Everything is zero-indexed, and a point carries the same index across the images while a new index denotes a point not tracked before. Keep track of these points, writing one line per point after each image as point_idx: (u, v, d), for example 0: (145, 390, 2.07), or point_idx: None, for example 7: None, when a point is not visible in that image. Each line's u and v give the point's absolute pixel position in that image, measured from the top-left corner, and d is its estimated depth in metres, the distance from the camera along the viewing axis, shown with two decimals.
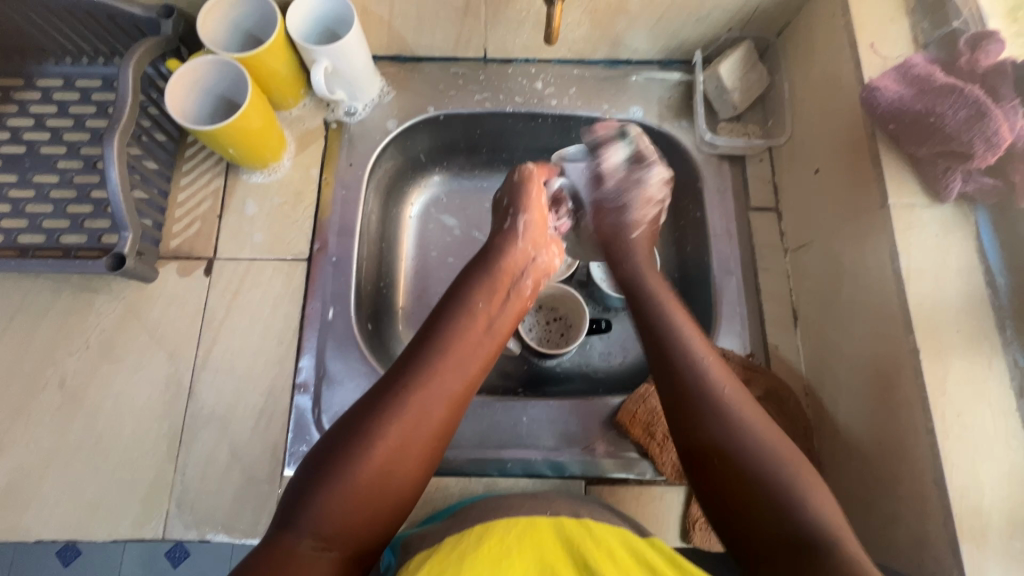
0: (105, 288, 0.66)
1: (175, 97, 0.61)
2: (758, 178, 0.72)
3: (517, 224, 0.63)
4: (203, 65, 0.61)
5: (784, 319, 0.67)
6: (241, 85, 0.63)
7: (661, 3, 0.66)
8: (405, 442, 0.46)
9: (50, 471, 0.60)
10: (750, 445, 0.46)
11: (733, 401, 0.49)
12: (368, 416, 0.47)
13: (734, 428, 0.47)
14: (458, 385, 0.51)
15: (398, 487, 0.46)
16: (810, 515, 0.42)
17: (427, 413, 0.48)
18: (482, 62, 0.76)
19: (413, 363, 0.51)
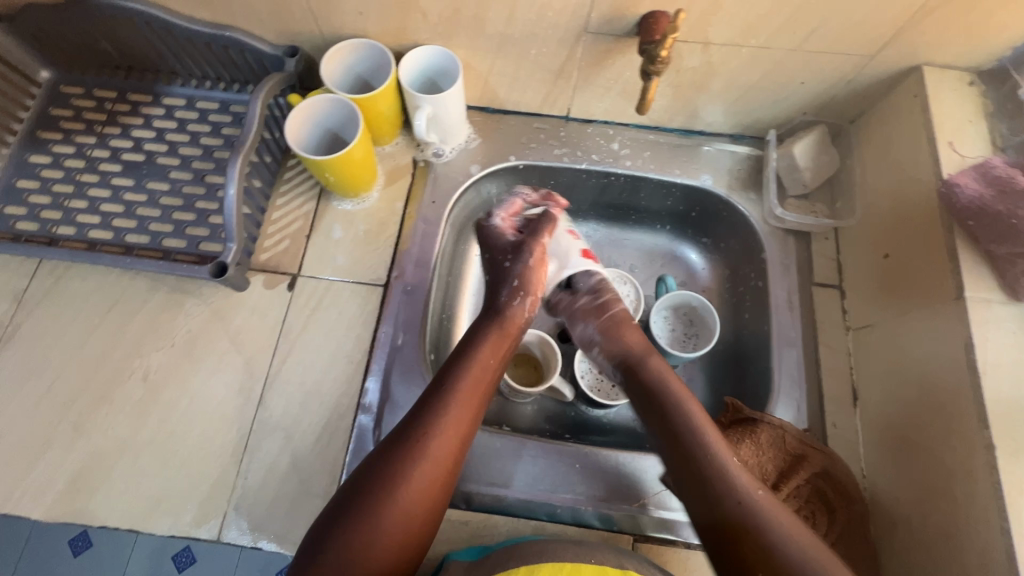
0: (196, 292, 0.70)
1: (295, 135, 0.68)
2: (822, 255, 0.74)
3: (512, 295, 0.66)
4: (319, 102, 0.68)
5: (842, 397, 0.67)
6: (350, 122, 0.69)
7: (743, 83, 0.70)
8: (417, 486, 0.51)
9: (122, 459, 0.63)
10: (751, 510, 0.52)
11: (734, 471, 0.55)
12: (380, 466, 0.52)
13: (740, 497, 0.53)
14: (461, 420, 0.55)
15: (414, 530, 0.51)
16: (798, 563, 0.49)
17: (434, 458, 0.53)
18: (564, 120, 0.81)
19: (417, 413, 0.55)
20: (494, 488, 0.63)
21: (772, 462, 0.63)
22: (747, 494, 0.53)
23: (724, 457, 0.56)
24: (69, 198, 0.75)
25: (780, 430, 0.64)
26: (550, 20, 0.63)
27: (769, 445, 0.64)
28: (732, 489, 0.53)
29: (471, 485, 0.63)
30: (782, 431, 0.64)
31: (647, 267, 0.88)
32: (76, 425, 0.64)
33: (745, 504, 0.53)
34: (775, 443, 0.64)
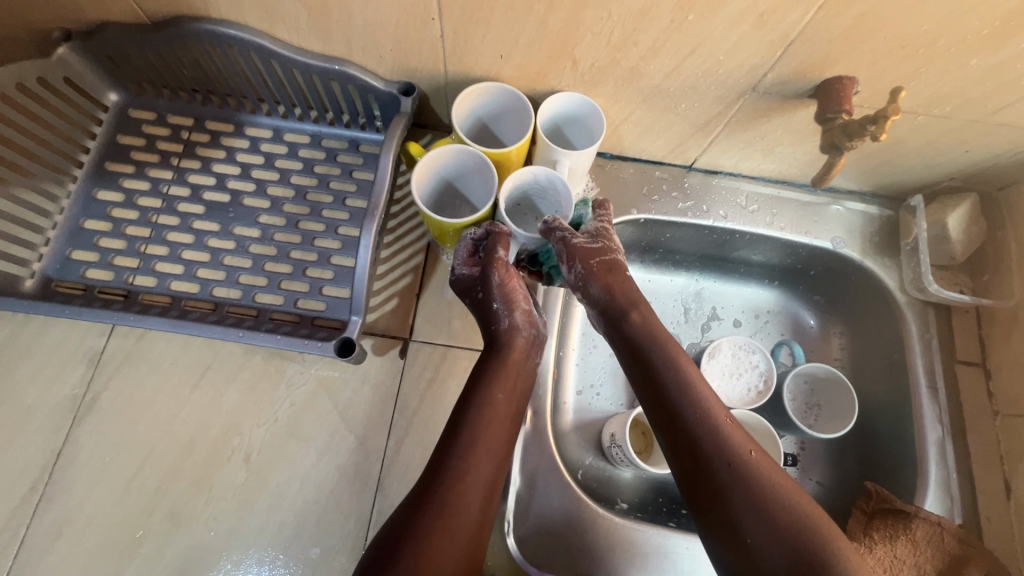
0: (299, 358, 0.63)
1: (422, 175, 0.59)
2: (964, 331, 0.70)
3: (520, 320, 0.58)
4: (446, 153, 0.59)
5: (995, 489, 0.64)
6: (478, 173, 0.61)
7: (899, 148, 0.65)
8: (450, 550, 0.45)
9: (228, 556, 0.56)
10: (789, 535, 0.45)
11: (727, 429, 0.51)
12: (413, 528, 0.45)
13: (730, 455, 0.49)
14: (488, 471, 0.49)
15: None
16: (800, 519, 0.46)
17: (462, 513, 0.47)
18: (686, 170, 0.75)
19: (443, 465, 0.49)
20: None
21: (931, 562, 0.59)
22: (728, 450, 0.49)
23: (717, 418, 0.51)
24: (146, 243, 0.67)
25: (937, 526, 0.60)
26: (719, 77, 0.57)
27: (926, 542, 0.60)
28: (758, 508, 0.46)
29: None
30: (939, 527, 0.60)
31: (764, 330, 0.82)
32: (172, 515, 0.57)
33: (781, 526, 0.45)
34: (932, 540, 0.60)
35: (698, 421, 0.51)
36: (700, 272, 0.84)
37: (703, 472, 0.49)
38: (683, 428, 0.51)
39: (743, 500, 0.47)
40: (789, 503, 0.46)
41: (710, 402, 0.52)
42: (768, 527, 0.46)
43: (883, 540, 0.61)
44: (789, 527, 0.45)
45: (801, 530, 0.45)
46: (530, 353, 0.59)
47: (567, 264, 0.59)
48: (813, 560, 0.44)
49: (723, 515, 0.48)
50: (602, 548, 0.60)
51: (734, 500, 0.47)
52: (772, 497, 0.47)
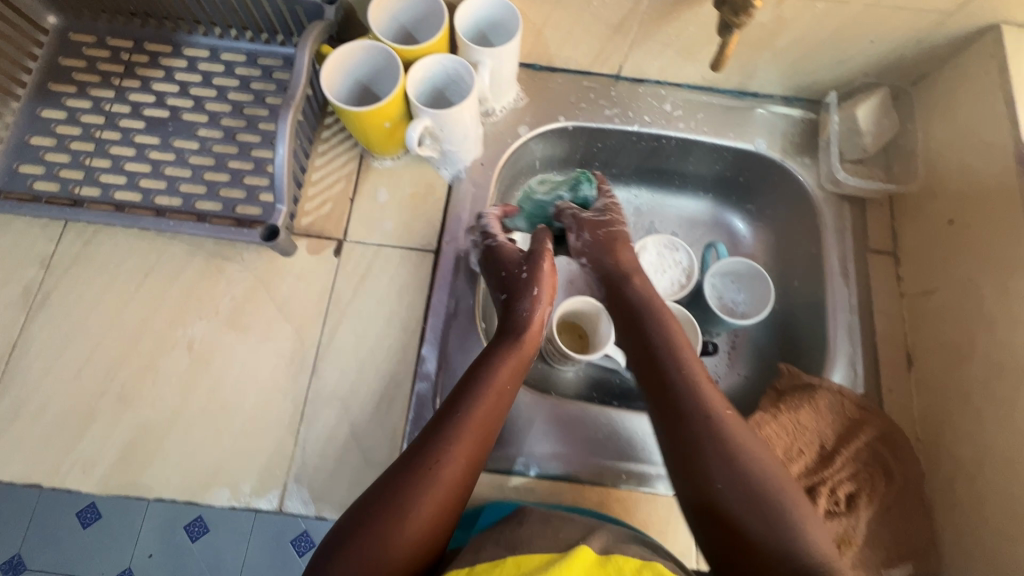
0: (238, 258, 0.67)
1: (337, 58, 0.61)
2: (878, 222, 0.73)
3: (542, 311, 0.62)
4: (357, 51, 0.62)
5: (897, 363, 0.68)
6: (389, 73, 0.63)
7: (808, 42, 0.68)
8: (425, 508, 0.47)
9: (173, 432, 0.60)
10: (770, 503, 0.50)
11: (704, 385, 0.57)
12: (394, 487, 0.48)
13: (711, 415, 0.55)
14: (469, 443, 0.51)
15: (424, 543, 0.47)
16: (763, 472, 0.52)
17: (451, 479, 0.49)
18: (614, 79, 0.78)
19: (437, 435, 0.51)
20: (560, 455, 0.62)
21: (832, 427, 0.63)
22: (712, 408, 0.55)
23: (699, 377, 0.58)
24: (90, 156, 0.70)
25: (839, 395, 0.65)
26: None
27: (829, 410, 0.64)
28: (784, 490, 0.51)
29: (537, 454, 0.62)
30: (841, 396, 0.64)
31: (697, 239, 0.86)
32: (121, 397, 0.61)
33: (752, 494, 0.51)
34: (834, 408, 0.64)
35: (700, 405, 0.56)
36: (636, 185, 0.87)
37: (678, 423, 0.56)
38: (718, 415, 0.55)
39: (716, 453, 0.53)
40: (765, 472, 0.52)
41: (691, 364, 0.59)
42: (743, 501, 0.51)
43: (790, 408, 0.64)
44: (756, 477, 0.51)
45: (760, 478, 0.51)
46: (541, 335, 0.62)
47: (576, 234, 0.73)
48: (769, 510, 0.50)
49: (696, 464, 0.53)
50: (523, 422, 0.63)
51: (754, 478, 0.51)
52: (772, 469, 0.52)
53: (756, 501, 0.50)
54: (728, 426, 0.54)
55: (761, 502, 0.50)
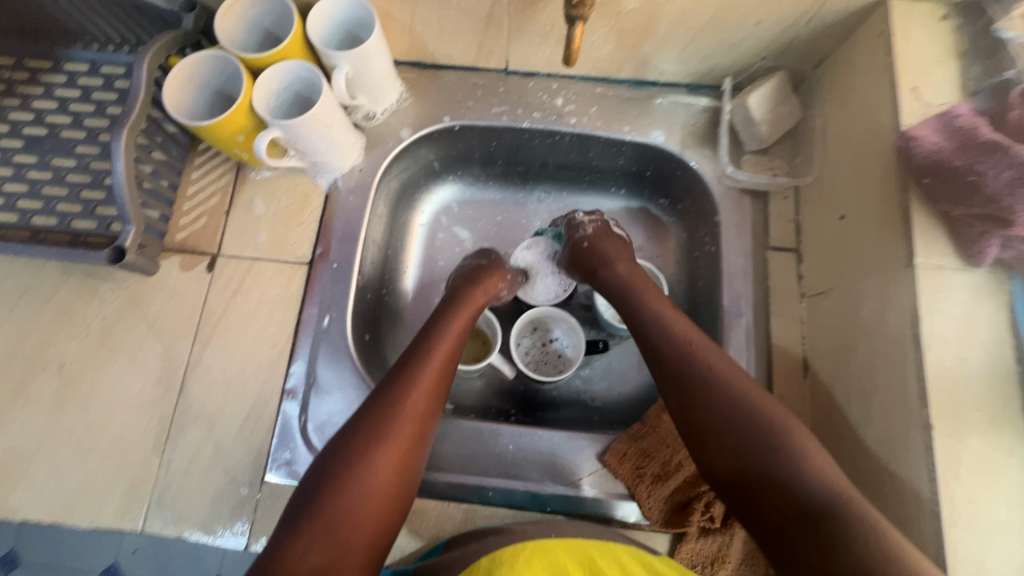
0: (110, 276, 0.66)
1: (182, 70, 0.59)
2: (780, 217, 0.68)
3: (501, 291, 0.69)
4: (202, 59, 0.59)
5: (793, 369, 0.63)
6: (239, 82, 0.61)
7: (692, 26, 0.63)
8: (390, 454, 0.49)
9: (40, 455, 0.60)
10: (743, 425, 0.49)
11: (721, 370, 0.53)
12: (360, 432, 0.50)
13: (721, 390, 0.52)
14: (428, 380, 0.54)
15: (397, 481, 0.49)
16: (769, 433, 0.48)
17: (410, 422, 0.51)
18: (503, 73, 0.74)
19: (392, 383, 0.54)
20: (425, 470, 0.60)
21: None
22: (726, 384, 0.52)
23: (711, 354, 0.54)
24: None
25: None
26: None
27: None
28: (751, 416, 0.50)
29: None
30: None
31: None
32: None
33: (729, 425, 0.50)
34: None
35: (659, 347, 0.57)
36: (543, 183, 0.82)
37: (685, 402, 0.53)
38: (670, 355, 0.55)
39: (726, 419, 0.50)
40: (726, 382, 0.52)
41: (695, 345, 0.55)
42: (718, 430, 0.50)
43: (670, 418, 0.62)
44: (769, 440, 0.48)
45: (772, 438, 0.48)
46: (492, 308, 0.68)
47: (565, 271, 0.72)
48: (792, 476, 0.46)
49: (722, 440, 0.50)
50: None
51: (713, 414, 0.51)
52: (745, 400, 0.51)
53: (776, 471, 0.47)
54: (737, 393, 0.51)
55: (778, 474, 0.46)
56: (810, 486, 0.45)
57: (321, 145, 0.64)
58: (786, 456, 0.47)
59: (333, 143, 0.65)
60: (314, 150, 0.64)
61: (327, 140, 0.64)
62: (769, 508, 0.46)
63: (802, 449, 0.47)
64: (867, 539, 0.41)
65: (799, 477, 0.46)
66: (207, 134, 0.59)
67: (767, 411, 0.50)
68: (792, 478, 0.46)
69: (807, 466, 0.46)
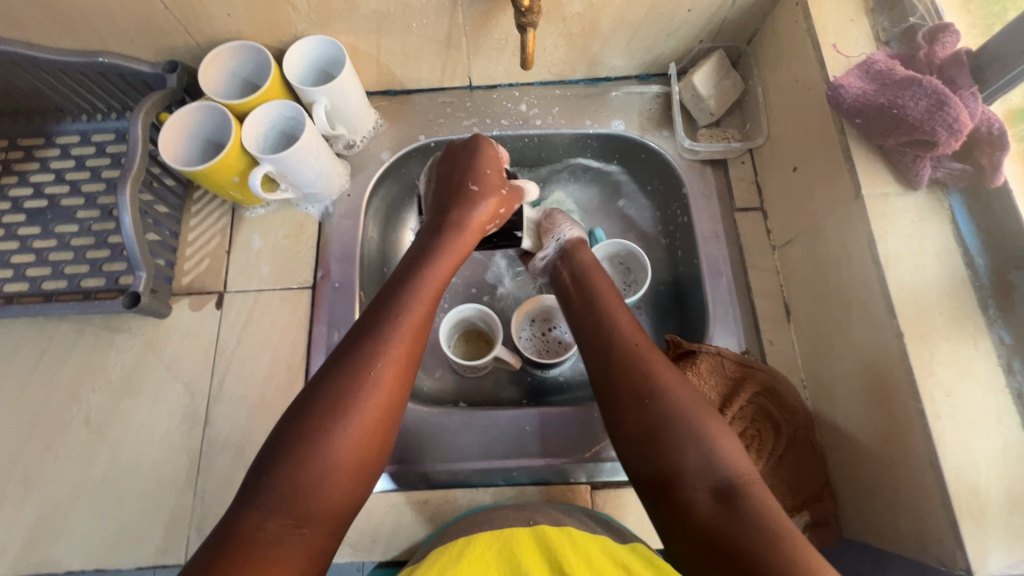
0: (124, 326, 0.69)
1: (174, 124, 0.64)
2: (741, 180, 0.74)
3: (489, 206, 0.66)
4: (191, 112, 0.64)
5: (776, 315, 0.68)
6: (227, 127, 0.66)
7: (631, 20, 0.69)
8: (348, 431, 0.46)
9: (77, 505, 0.62)
10: (670, 411, 0.49)
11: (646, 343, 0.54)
12: (319, 407, 0.46)
13: (647, 366, 0.52)
14: (393, 352, 0.50)
15: (356, 461, 0.46)
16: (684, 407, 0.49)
17: (377, 390, 0.48)
18: (468, 90, 0.80)
19: (360, 343, 0.50)
20: (449, 461, 0.63)
21: (715, 389, 0.64)
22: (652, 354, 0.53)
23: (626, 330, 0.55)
24: None
25: (718, 356, 0.65)
26: None
27: (711, 372, 0.64)
28: (678, 404, 0.49)
29: (426, 465, 0.63)
30: (719, 356, 0.65)
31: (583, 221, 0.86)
32: (26, 479, 0.63)
33: (654, 409, 0.49)
34: (715, 369, 0.64)
35: (601, 336, 0.56)
36: None
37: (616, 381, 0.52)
38: (616, 342, 0.55)
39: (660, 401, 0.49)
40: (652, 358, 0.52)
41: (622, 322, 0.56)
42: (646, 397, 0.50)
43: None
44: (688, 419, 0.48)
45: (692, 417, 0.48)
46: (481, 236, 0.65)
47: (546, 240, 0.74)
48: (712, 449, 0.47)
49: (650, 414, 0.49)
50: (412, 433, 0.64)
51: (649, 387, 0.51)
52: (671, 391, 0.50)
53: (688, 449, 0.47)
54: (658, 368, 0.52)
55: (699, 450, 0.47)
56: (721, 461, 0.46)
57: (308, 176, 0.68)
58: (708, 432, 0.48)
59: (322, 174, 0.69)
60: (301, 182, 0.69)
61: (314, 173, 0.68)
62: (672, 480, 0.47)
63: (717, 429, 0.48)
64: (763, 518, 0.42)
65: (714, 450, 0.46)
66: (203, 177, 0.63)
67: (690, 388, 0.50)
68: (709, 458, 0.46)
69: (720, 447, 0.47)
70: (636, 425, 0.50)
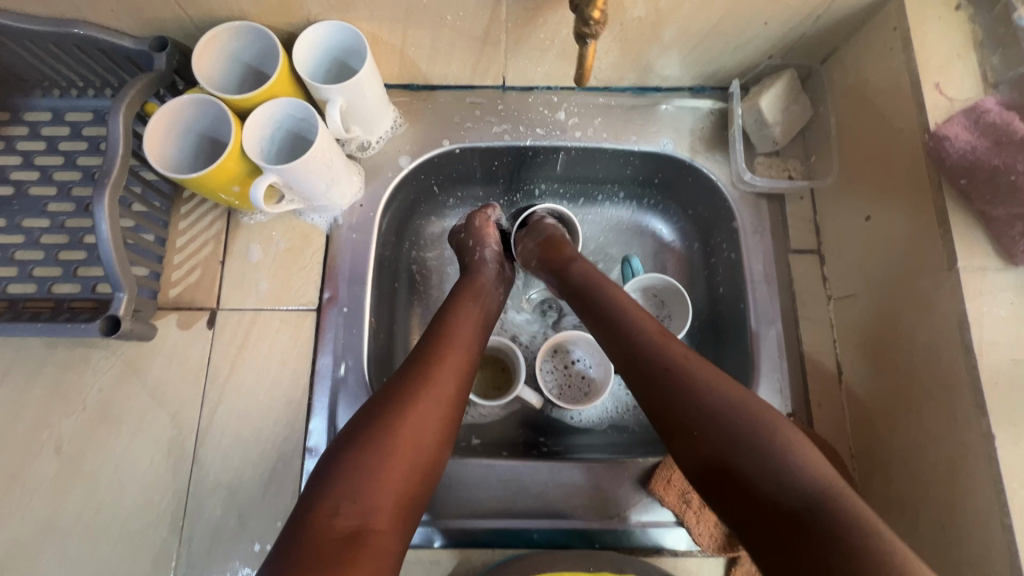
0: (102, 343, 0.61)
1: (162, 120, 0.55)
2: (798, 218, 0.67)
3: (489, 255, 0.67)
4: (184, 105, 0.55)
5: (826, 374, 0.62)
6: (225, 125, 0.56)
7: (698, 29, 0.60)
8: (414, 427, 0.48)
9: (48, 544, 0.56)
10: (725, 426, 0.45)
11: (669, 339, 0.52)
12: (382, 411, 0.48)
13: (672, 365, 0.49)
14: (453, 363, 0.54)
15: (425, 459, 0.48)
16: (720, 410, 0.45)
17: (442, 403, 0.50)
18: (500, 90, 0.71)
19: (418, 365, 0.52)
20: (463, 517, 0.58)
21: None
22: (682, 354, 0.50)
23: (651, 328, 0.53)
24: None
25: None
26: None
27: None
28: (735, 411, 0.45)
29: (437, 520, 0.58)
30: None
31: (614, 243, 0.79)
32: None
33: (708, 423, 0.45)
34: None
35: (623, 341, 0.53)
36: (547, 197, 0.79)
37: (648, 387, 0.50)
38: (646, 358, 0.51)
39: (692, 401, 0.47)
40: (679, 357, 0.49)
41: (635, 318, 0.54)
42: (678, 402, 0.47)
43: None
44: (738, 424, 0.44)
45: (741, 422, 0.44)
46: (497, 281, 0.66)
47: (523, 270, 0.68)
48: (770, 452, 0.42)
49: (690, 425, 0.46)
50: None
51: (677, 389, 0.48)
52: (722, 399, 0.46)
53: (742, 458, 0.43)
54: (690, 367, 0.49)
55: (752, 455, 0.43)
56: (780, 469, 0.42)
57: (319, 184, 0.59)
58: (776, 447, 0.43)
59: (337, 178, 0.61)
60: (312, 191, 0.60)
61: (325, 180, 0.59)
62: (753, 510, 0.42)
63: (764, 431, 0.44)
64: (861, 537, 0.37)
65: (772, 455, 0.42)
66: (196, 186, 0.54)
67: (721, 386, 0.47)
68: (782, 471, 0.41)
69: (795, 457, 0.42)
70: (698, 450, 0.45)
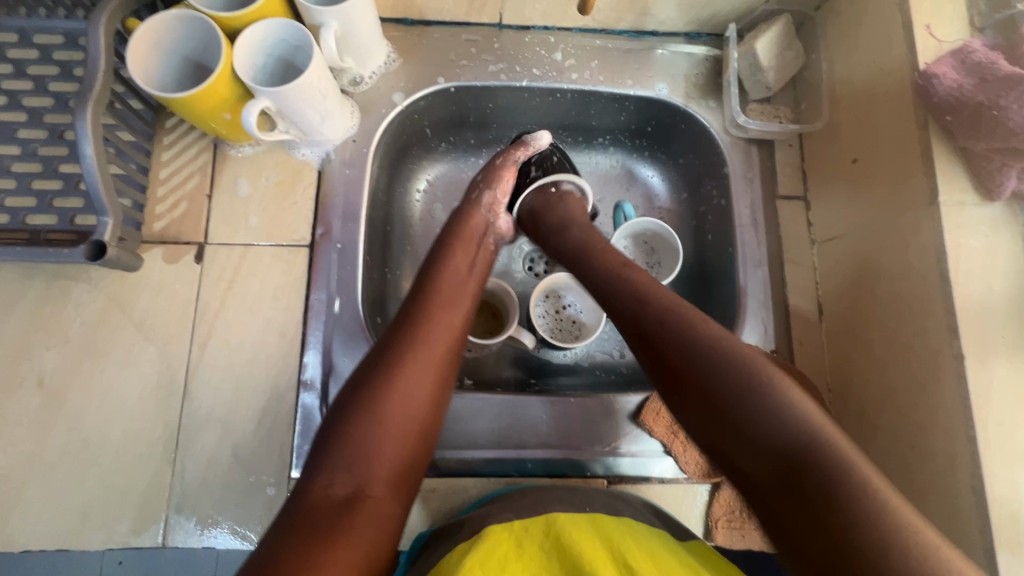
0: (83, 275, 0.59)
1: (145, 35, 0.52)
2: (787, 165, 0.69)
3: (484, 198, 0.64)
4: (167, 21, 0.52)
5: (808, 314, 0.65)
6: (213, 46, 0.54)
7: None
8: (404, 397, 0.47)
9: (32, 478, 0.55)
10: (741, 388, 0.42)
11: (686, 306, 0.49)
12: (369, 384, 0.47)
13: (688, 329, 0.47)
14: (443, 329, 0.51)
15: (414, 427, 0.47)
16: (738, 375, 0.43)
17: (433, 360, 0.49)
18: (497, 28, 0.69)
19: (407, 326, 0.51)
20: (459, 447, 0.59)
21: None
22: (706, 321, 0.47)
23: (669, 295, 0.50)
24: None
25: None
26: None
27: None
28: (744, 383, 0.43)
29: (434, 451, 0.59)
30: None
31: (606, 192, 0.78)
32: None
33: (703, 384, 0.44)
34: None
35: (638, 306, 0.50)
36: None
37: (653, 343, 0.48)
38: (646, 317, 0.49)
39: (705, 359, 0.44)
40: (698, 322, 0.47)
41: (646, 285, 0.52)
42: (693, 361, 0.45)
43: None
44: (756, 389, 0.42)
45: (758, 391, 0.42)
46: (490, 238, 0.63)
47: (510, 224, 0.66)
48: (786, 422, 0.40)
49: (709, 389, 0.44)
50: None
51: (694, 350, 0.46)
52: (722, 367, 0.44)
53: (753, 423, 0.41)
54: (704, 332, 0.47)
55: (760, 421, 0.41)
56: (788, 437, 0.39)
57: (312, 115, 0.58)
58: (767, 403, 0.40)
59: (331, 111, 0.60)
60: (308, 121, 0.59)
61: (319, 113, 0.58)
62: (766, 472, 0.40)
63: (777, 400, 0.41)
64: (862, 504, 0.35)
65: (787, 423, 0.40)
66: (186, 109, 0.52)
67: (744, 357, 0.44)
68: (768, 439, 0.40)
69: (790, 411, 0.40)
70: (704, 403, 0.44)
